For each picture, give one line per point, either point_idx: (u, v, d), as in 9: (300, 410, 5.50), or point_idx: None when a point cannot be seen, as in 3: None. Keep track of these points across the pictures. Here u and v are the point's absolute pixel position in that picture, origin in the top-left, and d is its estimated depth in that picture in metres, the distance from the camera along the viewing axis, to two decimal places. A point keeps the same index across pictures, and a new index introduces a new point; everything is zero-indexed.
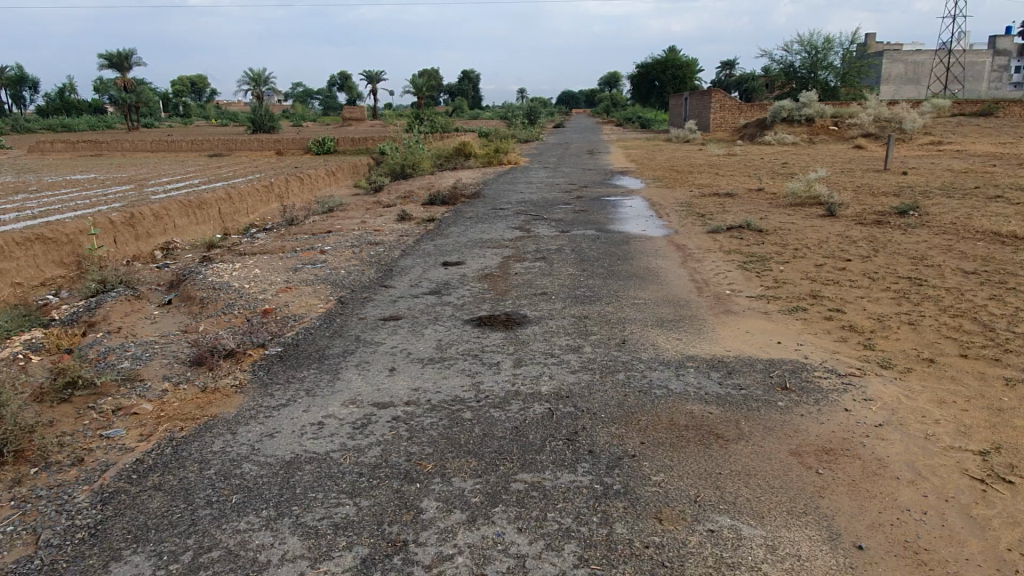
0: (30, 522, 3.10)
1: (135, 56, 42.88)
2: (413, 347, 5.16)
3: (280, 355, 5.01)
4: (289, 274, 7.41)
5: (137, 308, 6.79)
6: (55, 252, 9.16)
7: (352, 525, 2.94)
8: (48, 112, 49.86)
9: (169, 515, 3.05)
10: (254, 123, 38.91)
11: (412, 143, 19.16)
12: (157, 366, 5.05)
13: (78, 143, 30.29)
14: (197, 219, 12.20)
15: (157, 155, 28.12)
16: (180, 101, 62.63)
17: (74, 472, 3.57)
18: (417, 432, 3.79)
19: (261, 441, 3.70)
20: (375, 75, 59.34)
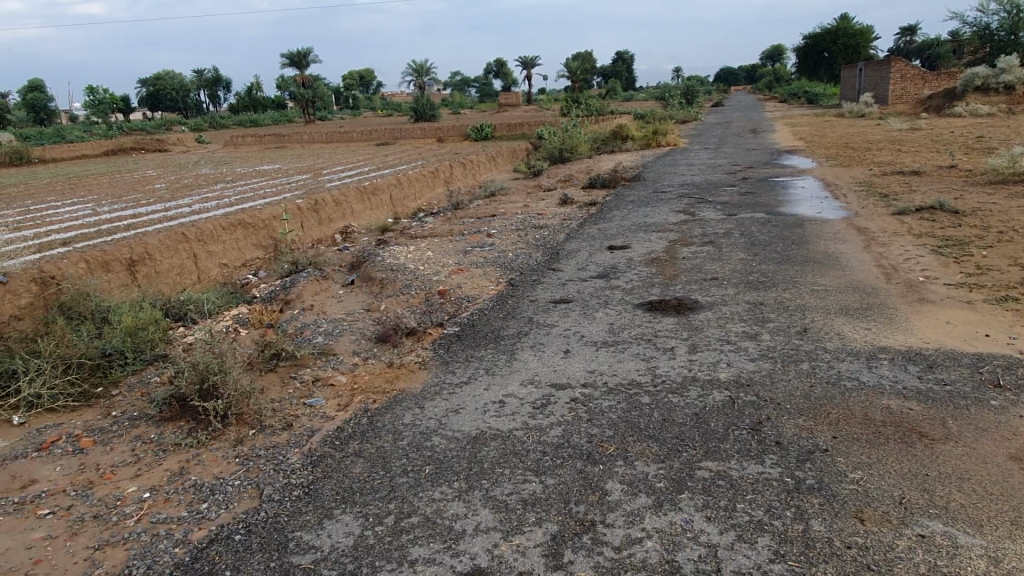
0: (253, 478, 3.47)
1: (312, 53, 46.03)
2: (585, 330, 5.20)
3: (458, 334, 5.24)
4: (460, 256, 7.70)
5: (326, 287, 7.34)
6: (254, 236, 10.12)
7: (540, 502, 3.03)
8: (239, 109, 55.02)
9: (371, 481, 3.29)
10: (416, 112, 40.68)
11: (570, 127, 19.22)
12: (347, 342, 5.45)
13: (263, 136, 33.07)
14: (371, 205, 12.95)
15: (331, 145, 30.13)
16: (350, 94, 66.53)
17: (285, 436, 3.95)
18: (596, 415, 3.83)
19: (447, 416, 3.90)
20: (529, 60, 59.70)
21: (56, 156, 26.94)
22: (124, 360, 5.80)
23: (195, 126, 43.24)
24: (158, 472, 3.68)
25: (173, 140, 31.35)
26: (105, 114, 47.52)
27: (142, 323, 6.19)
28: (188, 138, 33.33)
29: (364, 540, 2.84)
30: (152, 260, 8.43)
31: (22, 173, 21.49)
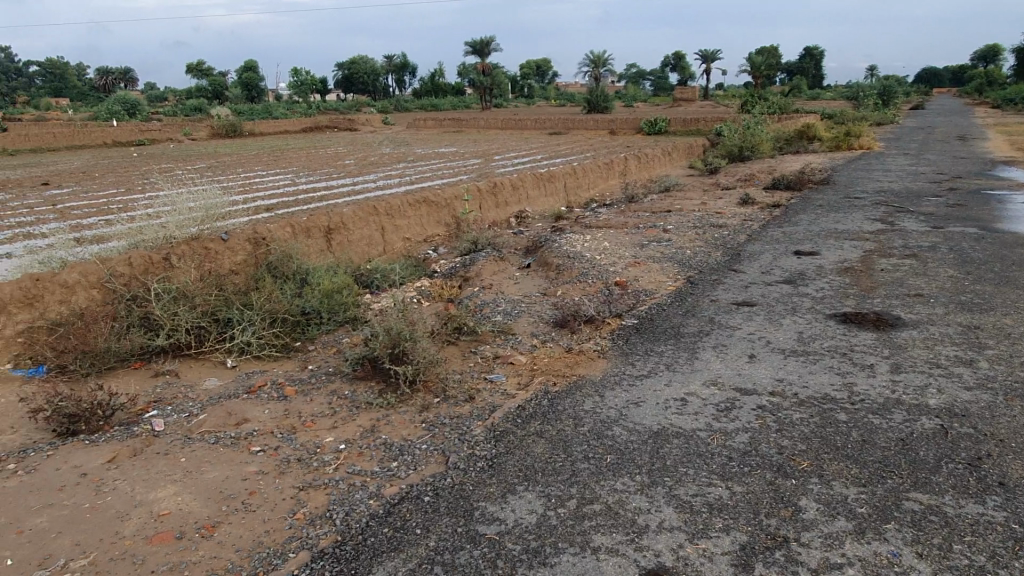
0: (439, 444, 3.63)
1: (494, 42, 47.25)
2: (773, 336, 4.94)
3: (637, 327, 5.18)
4: (637, 249, 7.60)
5: (503, 268, 7.51)
6: (436, 214, 10.58)
7: (727, 508, 2.91)
8: (422, 94, 57.81)
9: (552, 462, 3.32)
10: (589, 103, 40.62)
11: (753, 125, 18.36)
12: (525, 323, 5.55)
13: (443, 120, 34.50)
14: (546, 191, 13.10)
15: (506, 132, 30.81)
16: (525, 83, 67.72)
17: (468, 407, 4.10)
18: (787, 425, 3.62)
19: (627, 409, 3.87)
20: (710, 53, 57.58)
21: (263, 130, 29.67)
22: (320, 320, 6.32)
23: (381, 108, 45.86)
24: (352, 426, 4.00)
25: (363, 121, 33.48)
26: (304, 94, 51.70)
27: (337, 287, 6.68)
28: (376, 119, 35.44)
29: (547, 520, 2.87)
30: (346, 230, 9.06)
31: (236, 145, 23.86)
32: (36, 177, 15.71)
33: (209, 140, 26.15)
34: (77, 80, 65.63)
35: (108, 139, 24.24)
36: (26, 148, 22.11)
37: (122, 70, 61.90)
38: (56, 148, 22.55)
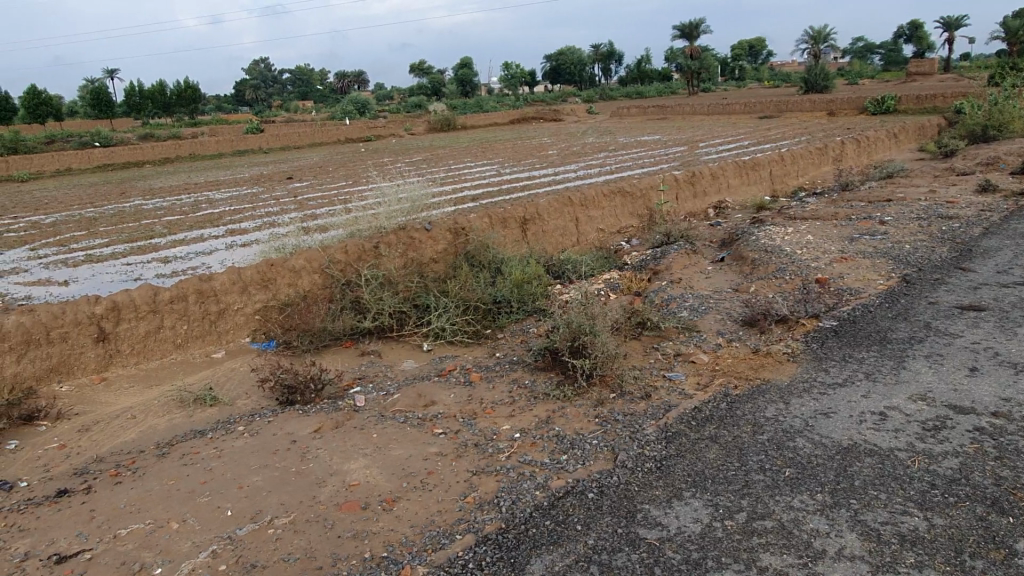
0: (610, 441, 3.64)
1: (704, 24, 45.52)
2: (1003, 346, 4.30)
3: (835, 330, 4.79)
4: (845, 243, 6.99)
5: (695, 262, 7.26)
6: (631, 204, 10.48)
7: (922, 542, 2.60)
8: (627, 82, 57.40)
9: (724, 470, 3.19)
10: (807, 83, 37.77)
11: (1003, 99, 15.99)
12: (713, 320, 5.34)
13: (647, 107, 33.93)
14: (749, 180, 12.45)
15: (713, 118, 29.64)
16: (736, 65, 64.58)
17: (643, 405, 4.05)
18: (1010, 453, 3.13)
19: (815, 419, 3.60)
20: (954, 21, 50.99)
21: (474, 124, 31.18)
22: (510, 308, 6.56)
23: (586, 97, 46.14)
24: (529, 416, 4.12)
25: (568, 111, 33.94)
26: (514, 88, 53.50)
27: (527, 277, 6.87)
28: (580, 108, 35.73)
29: (712, 531, 2.75)
30: (541, 221, 9.28)
31: (448, 138, 25.28)
32: (282, 172, 17.83)
33: (425, 134, 28.02)
34: (318, 83, 73.31)
35: (341, 136, 26.86)
36: (276, 146, 25.17)
37: (356, 71, 68.75)
38: (299, 145, 25.41)
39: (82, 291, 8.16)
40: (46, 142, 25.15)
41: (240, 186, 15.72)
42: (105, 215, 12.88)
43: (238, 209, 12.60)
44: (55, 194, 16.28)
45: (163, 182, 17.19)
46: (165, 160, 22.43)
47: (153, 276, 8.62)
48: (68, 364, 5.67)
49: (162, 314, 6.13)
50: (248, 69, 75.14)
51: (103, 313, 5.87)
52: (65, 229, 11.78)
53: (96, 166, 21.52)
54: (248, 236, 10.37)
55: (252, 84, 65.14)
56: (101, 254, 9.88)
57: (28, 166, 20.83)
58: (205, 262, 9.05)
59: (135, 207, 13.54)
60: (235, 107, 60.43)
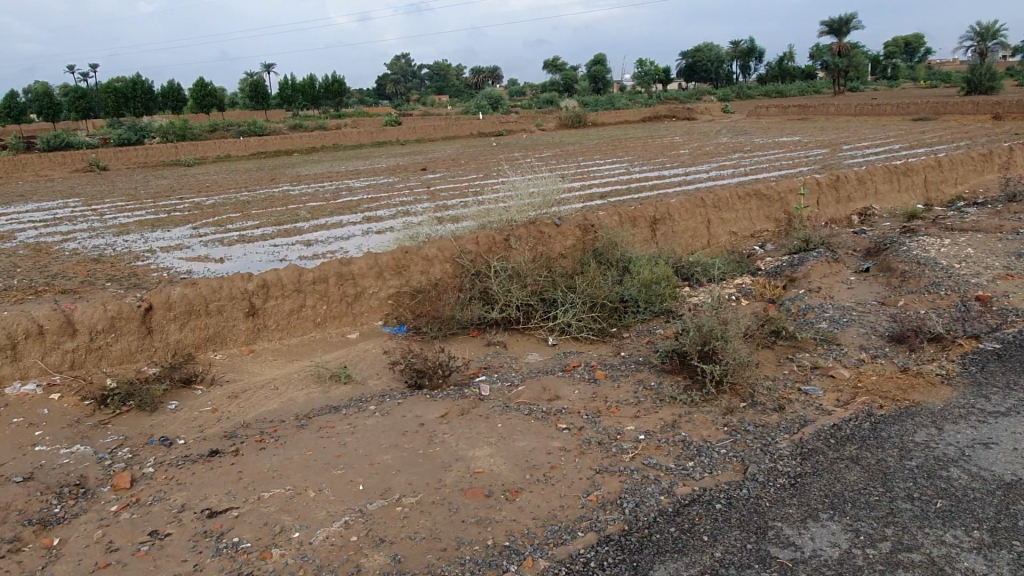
0: (740, 451, 3.52)
1: (855, 19, 42.76)
2: None
3: (998, 354, 4.39)
4: (1011, 259, 6.37)
5: (837, 271, 6.86)
6: (768, 207, 10.06)
7: None
8: (768, 79, 55.05)
9: (866, 494, 3.01)
10: (970, 83, 34.66)
11: None
12: (855, 333, 5.03)
13: (787, 107, 32.37)
14: (899, 187, 11.60)
15: (860, 119, 27.85)
16: (890, 63, 60.27)
17: (776, 418, 3.89)
18: None
19: (972, 449, 3.32)
20: None
21: (604, 121, 30.99)
22: (636, 308, 6.48)
23: (722, 95, 44.63)
24: (654, 419, 4.04)
25: (702, 110, 33.01)
26: (646, 86, 52.64)
27: (656, 277, 6.74)
28: (715, 106, 34.61)
29: (852, 558, 2.60)
30: (671, 221, 9.09)
31: (578, 135, 25.27)
32: (417, 163, 18.46)
33: (555, 130, 28.15)
34: (454, 78, 75.29)
35: (473, 129, 27.48)
36: (412, 139, 26.11)
37: (491, 67, 69.95)
38: (433, 138, 26.24)
39: (234, 269, 8.82)
40: (209, 130, 27.37)
41: (378, 175, 16.43)
42: (257, 199, 13.86)
43: (375, 198, 13.17)
44: (215, 178, 17.69)
45: (309, 170, 18.26)
46: (311, 149, 23.81)
47: (297, 257, 9.17)
48: (222, 335, 6.12)
49: (305, 294, 6.51)
50: (390, 64, 78.32)
51: (254, 290, 6.29)
52: (223, 211, 12.78)
53: (250, 153, 23.17)
54: (383, 224, 10.82)
55: (392, 78, 67.89)
56: (252, 235, 10.63)
57: (193, 151, 22.75)
58: (344, 246, 9.53)
59: (283, 193, 14.47)
60: (376, 100, 63.23)
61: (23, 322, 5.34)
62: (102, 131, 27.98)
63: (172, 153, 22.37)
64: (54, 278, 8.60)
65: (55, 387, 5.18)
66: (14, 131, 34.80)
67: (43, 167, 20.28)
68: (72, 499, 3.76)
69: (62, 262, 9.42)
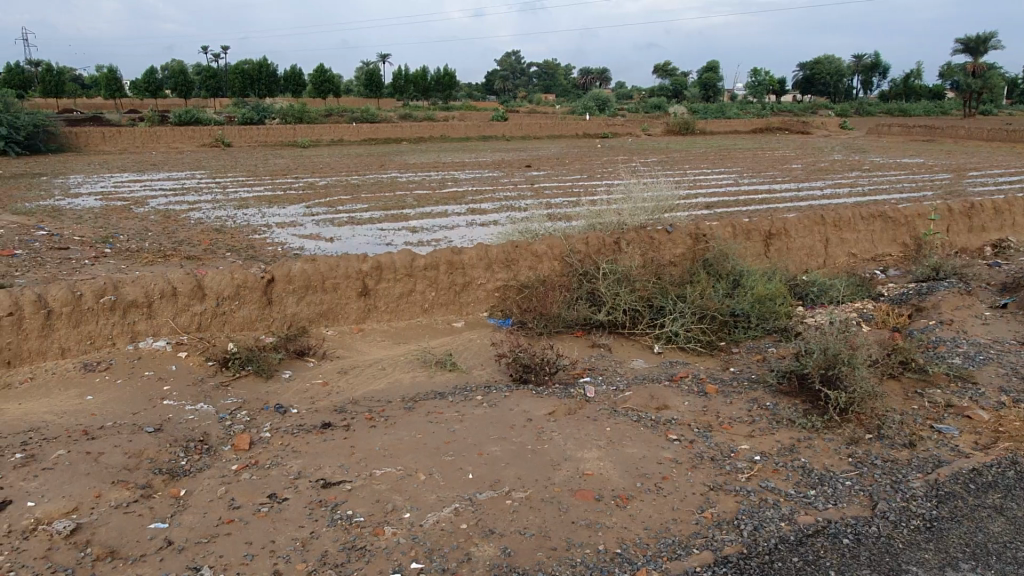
0: (867, 485, 3.32)
1: (995, 38, 39.88)
2: None
3: None
4: None
5: (971, 303, 6.39)
6: (892, 231, 9.50)
7: None
8: (891, 97, 52.21)
9: (1013, 549, 2.79)
10: None
11: None
12: (994, 372, 4.66)
13: (912, 127, 30.56)
14: None
15: (993, 144, 25.96)
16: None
17: (907, 454, 3.65)
18: None
19: None
20: None
21: (714, 129, 30.18)
22: (748, 324, 6.24)
23: (839, 111, 42.65)
24: (770, 440, 3.87)
25: (818, 124, 31.62)
26: (759, 96, 50.94)
27: (771, 294, 6.48)
28: (832, 122, 33.10)
29: None
30: (787, 236, 8.72)
31: (687, 142, 24.71)
32: (522, 159, 18.53)
33: (662, 135, 27.64)
34: (563, 79, 75.23)
35: (579, 130, 27.35)
36: (518, 135, 26.23)
37: (600, 68, 69.40)
38: (539, 135, 26.28)
39: (344, 249, 9.08)
40: (325, 114, 28.41)
41: (483, 169, 16.58)
42: (367, 183, 14.26)
43: (480, 191, 13.29)
44: (328, 160, 18.32)
45: (417, 159, 18.64)
46: (419, 139, 24.30)
47: (403, 243, 9.35)
48: (335, 312, 6.31)
49: (416, 279, 6.60)
50: (500, 60, 79.04)
51: (368, 271, 6.44)
52: (335, 192, 13.20)
53: (362, 139, 23.89)
54: (488, 217, 10.89)
55: (501, 75, 68.57)
56: (361, 217, 10.93)
57: (308, 133, 23.65)
58: (449, 236, 9.64)
59: (392, 179, 14.82)
60: (483, 95, 63.90)
61: (159, 282, 5.66)
62: (228, 109, 29.54)
63: (289, 134, 23.35)
64: (181, 244, 9.11)
65: (182, 346, 5.47)
66: (149, 105, 37.23)
67: (174, 139, 21.57)
68: (196, 454, 3.96)
69: (187, 230, 9.97)
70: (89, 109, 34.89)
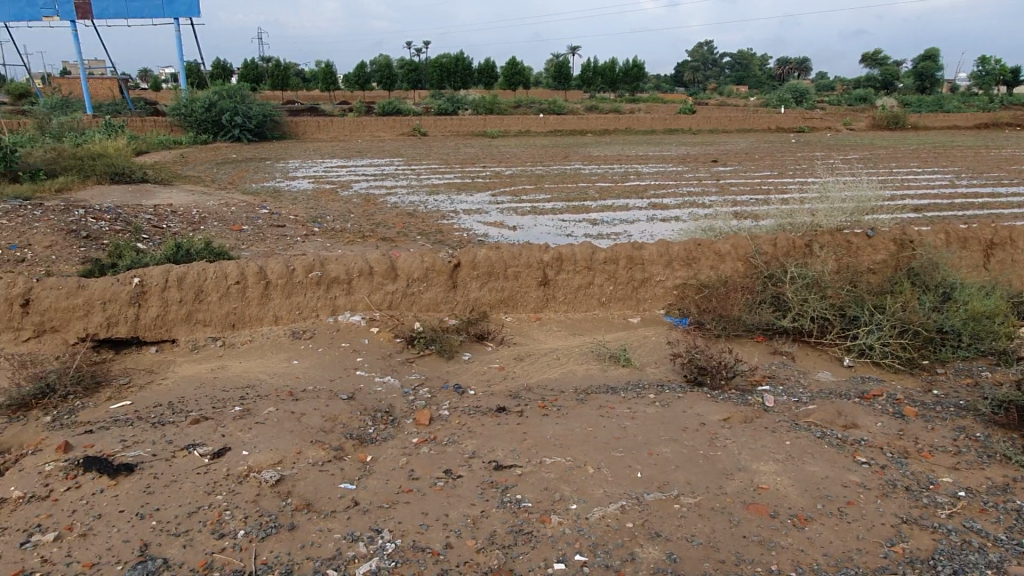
0: None
1: None
2: None
3: None
4: None
5: None
6: None
7: None
8: None
9: None
10: None
11: None
12: None
13: None
14: None
15: None
16: None
17: None
18: None
19: None
20: None
21: (931, 124, 27.27)
22: (958, 343, 5.59)
23: None
24: (979, 476, 3.47)
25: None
26: (988, 88, 45.25)
27: (989, 311, 5.75)
28: None
29: None
30: (1014, 247, 7.69)
31: (896, 138, 22.57)
32: (709, 154, 17.89)
33: (867, 131, 25.45)
34: (759, 69, 71.44)
35: (773, 124, 25.89)
36: (706, 128, 25.36)
37: (801, 58, 64.99)
38: (729, 129, 25.20)
39: (525, 238, 9.30)
40: (514, 105, 29.19)
41: (668, 163, 16.22)
42: (551, 174, 14.48)
43: (663, 185, 13.02)
44: (515, 151, 18.82)
45: (601, 151, 18.62)
46: (605, 131, 24.24)
47: (583, 235, 9.40)
48: (514, 299, 6.48)
49: (595, 272, 6.61)
50: (693, 51, 76.71)
51: (549, 261, 6.54)
52: (519, 182, 13.55)
53: (548, 131, 24.26)
54: (670, 212, 10.64)
55: (693, 66, 66.45)
56: (543, 208, 11.12)
57: (498, 124, 24.43)
58: (628, 230, 9.56)
59: (575, 171, 14.92)
60: (671, 86, 62.47)
61: (359, 261, 6.14)
62: (425, 101, 31.25)
63: (480, 125, 24.27)
64: (378, 226, 9.81)
65: (375, 322, 5.90)
66: (359, 97, 40.35)
67: (377, 128, 23.22)
68: (382, 424, 4.27)
69: (385, 213, 10.71)
70: (308, 100, 38.52)
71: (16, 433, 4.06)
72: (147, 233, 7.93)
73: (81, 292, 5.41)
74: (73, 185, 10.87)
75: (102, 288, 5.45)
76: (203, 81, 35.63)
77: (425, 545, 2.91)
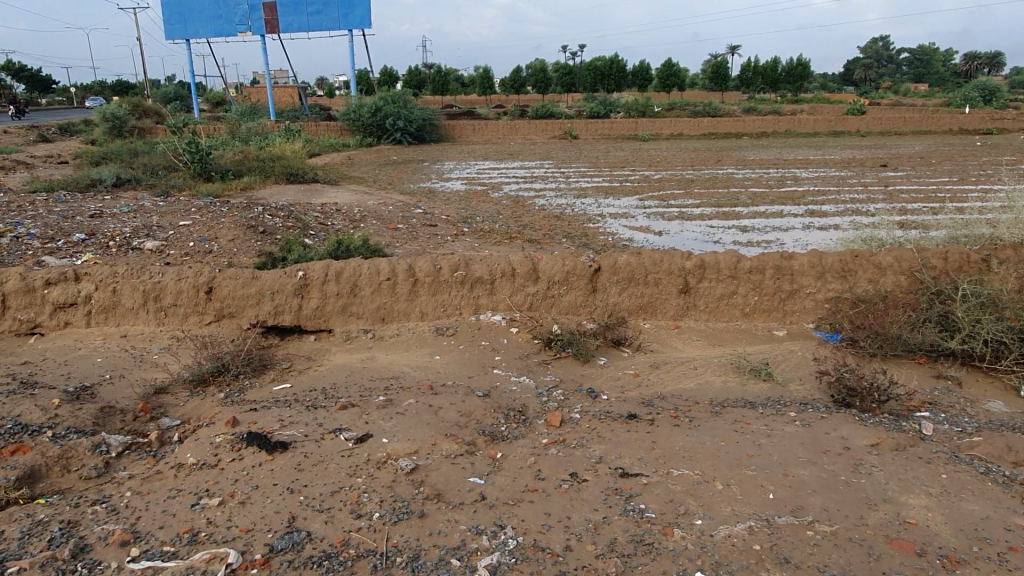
0: None
1: None
2: None
3: None
4: None
5: None
6: None
7: None
8: None
9: None
10: None
11: None
12: None
13: None
14: None
15: None
16: None
17: None
18: None
19: None
20: None
21: None
22: None
23: None
24: None
25: None
26: None
27: None
28: None
29: None
30: None
31: None
32: (879, 158, 16.63)
33: None
34: (941, 65, 65.15)
35: (956, 125, 23.60)
36: (878, 130, 23.58)
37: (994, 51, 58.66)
38: (904, 131, 23.27)
39: (671, 243, 9.14)
40: (667, 108, 28.65)
41: (831, 167, 15.27)
42: (701, 179, 14.10)
43: (823, 191, 12.28)
44: (665, 154, 18.50)
45: (757, 155, 17.86)
46: (762, 134, 23.21)
47: (731, 242, 9.09)
48: (655, 306, 6.38)
49: (739, 281, 6.36)
50: (867, 48, 71.68)
51: (691, 269, 6.36)
52: (668, 186, 13.32)
53: (702, 133, 23.59)
54: (828, 220, 10.03)
55: (865, 63, 61.75)
56: (692, 213, 10.87)
57: (650, 126, 24.09)
58: (781, 237, 9.12)
59: (727, 175, 14.44)
60: (841, 87, 58.83)
61: (502, 263, 6.31)
62: (579, 104, 31.38)
63: (631, 128, 24.05)
64: (524, 227, 10.03)
65: (514, 322, 6.05)
66: (513, 101, 41.32)
67: (530, 131, 23.63)
68: (514, 422, 4.38)
69: (532, 215, 10.92)
70: (466, 104, 39.93)
71: (195, 406, 4.57)
72: (314, 230, 8.61)
73: (254, 283, 5.98)
74: (255, 184, 12.00)
75: (272, 280, 5.99)
76: (371, 88, 37.94)
77: (546, 545, 2.96)
